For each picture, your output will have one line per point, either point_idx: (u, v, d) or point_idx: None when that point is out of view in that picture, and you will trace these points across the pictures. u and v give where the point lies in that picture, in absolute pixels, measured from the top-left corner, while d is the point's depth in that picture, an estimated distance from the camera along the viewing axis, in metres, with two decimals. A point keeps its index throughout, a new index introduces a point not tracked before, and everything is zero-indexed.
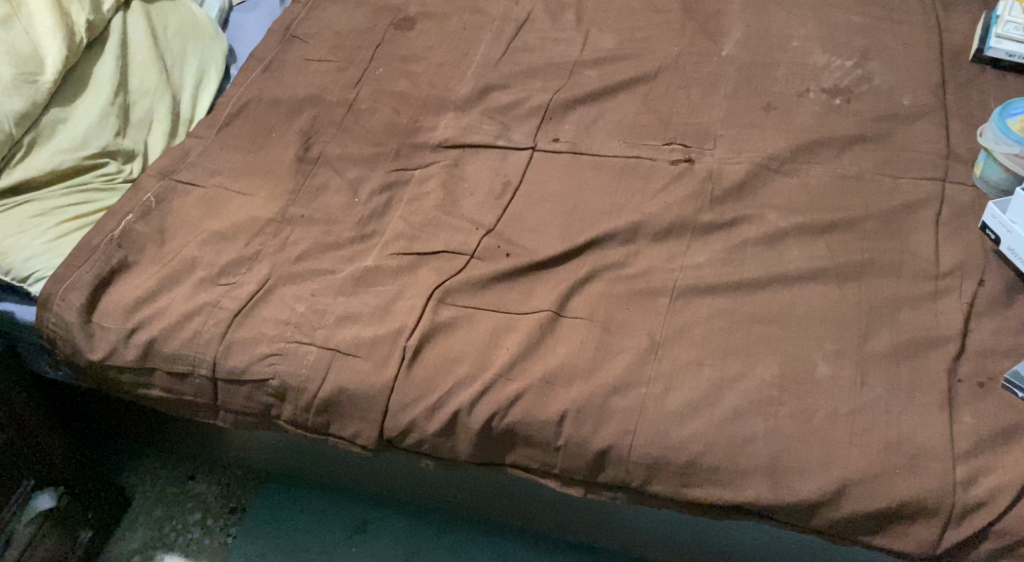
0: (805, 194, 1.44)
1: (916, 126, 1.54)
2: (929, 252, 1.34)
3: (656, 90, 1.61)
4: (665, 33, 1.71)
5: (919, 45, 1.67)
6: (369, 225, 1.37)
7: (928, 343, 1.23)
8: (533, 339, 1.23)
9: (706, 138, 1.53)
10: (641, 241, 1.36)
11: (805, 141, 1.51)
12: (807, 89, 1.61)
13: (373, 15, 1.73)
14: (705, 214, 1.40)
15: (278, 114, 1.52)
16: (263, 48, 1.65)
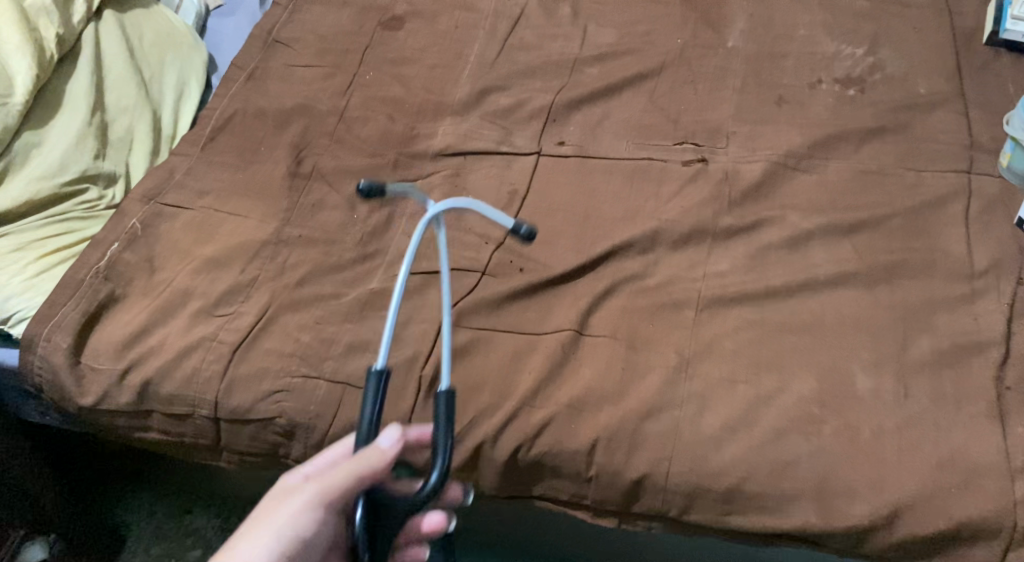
0: (825, 192, 1.38)
1: (934, 115, 1.49)
2: (961, 250, 1.29)
3: (662, 87, 1.56)
4: (666, 26, 1.66)
5: (929, 29, 1.63)
6: (372, 242, 1.29)
7: (971, 349, 1.17)
8: (557, 359, 1.16)
9: (719, 137, 1.48)
10: (660, 249, 1.31)
11: (822, 136, 1.45)
12: (819, 79, 1.56)
13: (360, 16, 1.65)
14: (725, 219, 1.34)
15: (266, 127, 1.44)
16: (245, 55, 1.56)
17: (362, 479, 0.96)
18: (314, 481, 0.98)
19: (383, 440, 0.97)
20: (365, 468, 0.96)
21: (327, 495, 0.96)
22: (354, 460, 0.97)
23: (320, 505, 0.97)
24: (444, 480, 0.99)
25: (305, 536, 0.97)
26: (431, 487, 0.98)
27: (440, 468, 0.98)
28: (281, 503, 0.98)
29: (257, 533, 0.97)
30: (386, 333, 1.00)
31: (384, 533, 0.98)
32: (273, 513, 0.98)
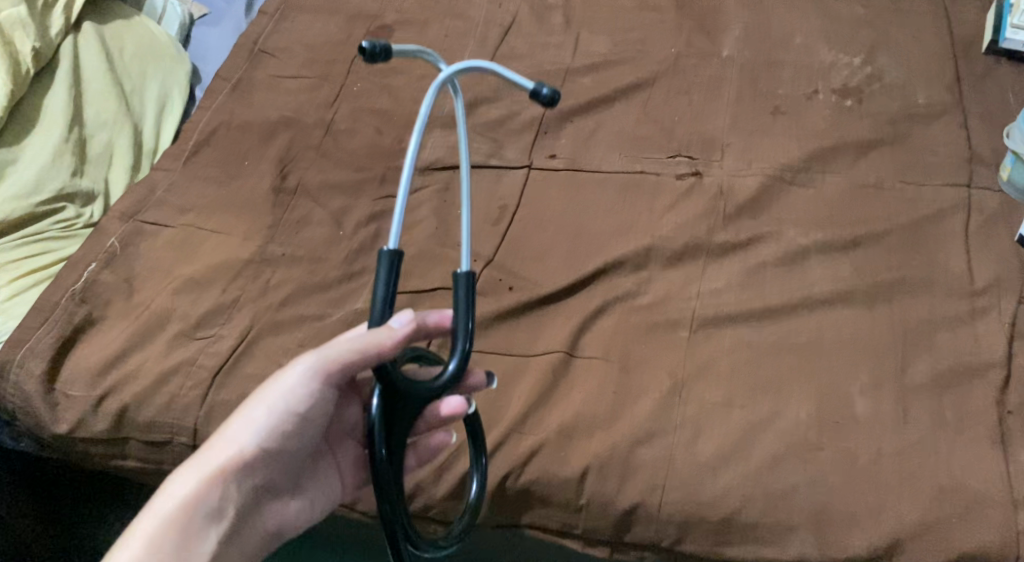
0: (822, 206, 1.35)
1: (933, 126, 1.46)
2: (961, 267, 1.25)
3: (655, 97, 1.53)
4: (660, 34, 1.62)
5: (928, 37, 1.60)
6: (358, 260, 1.26)
7: (972, 371, 1.13)
8: (547, 383, 1.14)
9: (713, 149, 1.45)
10: (653, 266, 1.28)
11: (819, 149, 1.43)
12: (816, 89, 1.53)
13: (347, 25, 1.61)
14: (719, 235, 1.31)
15: (251, 140, 1.41)
16: (230, 67, 1.53)
17: (366, 356, 0.95)
18: (315, 355, 0.99)
19: (394, 321, 0.96)
20: (370, 350, 0.95)
21: (328, 369, 0.99)
22: (356, 339, 0.96)
23: (321, 376, 0.99)
24: (467, 363, 0.98)
25: (305, 406, 1.01)
26: (452, 372, 0.97)
27: (461, 352, 0.97)
28: (281, 376, 1.01)
29: (256, 406, 1.01)
30: (397, 215, 0.97)
31: (399, 417, 0.96)
32: (272, 387, 1.01)
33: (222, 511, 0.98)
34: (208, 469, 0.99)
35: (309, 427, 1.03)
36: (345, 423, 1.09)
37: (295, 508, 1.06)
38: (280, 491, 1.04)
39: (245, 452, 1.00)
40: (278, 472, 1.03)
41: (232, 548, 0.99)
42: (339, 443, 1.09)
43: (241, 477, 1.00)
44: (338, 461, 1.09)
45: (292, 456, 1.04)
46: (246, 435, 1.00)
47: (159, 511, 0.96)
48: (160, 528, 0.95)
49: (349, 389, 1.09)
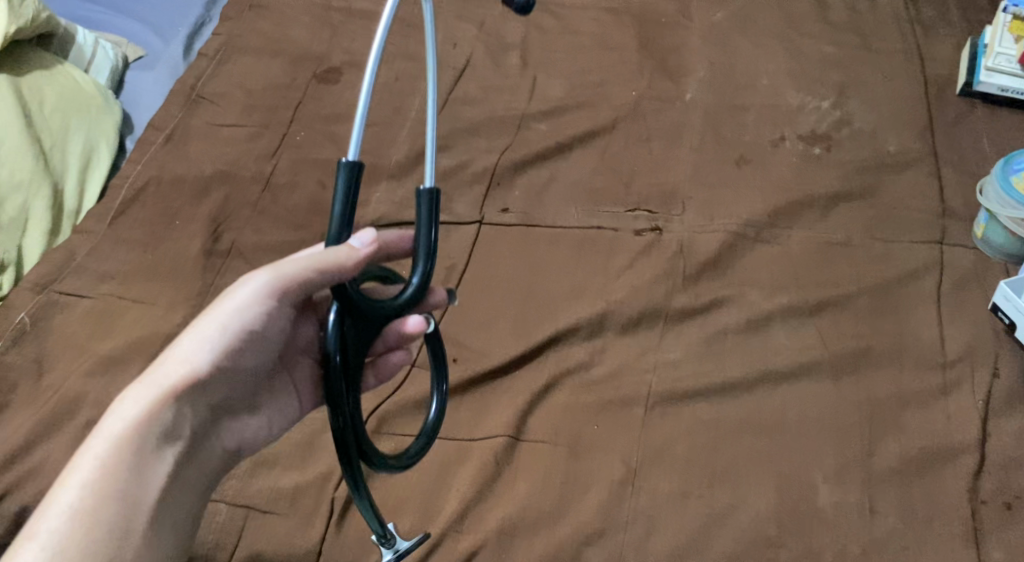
0: (787, 266, 1.28)
1: (905, 176, 1.39)
2: (932, 335, 1.18)
3: (614, 144, 1.46)
4: (620, 76, 1.56)
5: (899, 79, 1.54)
6: None
7: (943, 456, 1.08)
8: (488, 471, 1.07)
9: (673, 202, 1.38)
10: (608, 333, 1.20)
11: (784, 203, 1.35)
12: (782, 136, 1.46)
13: (292, 67, 1.54)
14: (678, 299, 1.24)
15: (183, 196, 1.33)
16: (164, 115, 1.45)
17: (326, 276, 0.89)
18: (270, 271, 0.93)
19: (355, 240, 0.91)
20: (331, 268, 0.89)
21: (288, 282, 0.92)
22: (316, 255, 0.90)
23: (281, 290, 0.92)
24: (426, 283, 0.93)
25: (261, 323, 0.93)
26: (412, 289, 0.92)
27: (423, 268, 0.92)
28: (233, 292, 0.93)
29: (207, 323, 0.93)
30: (356, 124, 0.90)
31: (357, 339, 0.90)
32: (224, 304, 0.93)
33: (177, 431, 0.89)
34: (160, 388, 0.90)
35: (265, 345, 0.95)
36: (302, 342, 1.02)
37: (253, 430, 0.98)
38: (236, 410, 0.96)
39: (199, 371, 0.91)
40: (235, 391, 0.95)
41: (191, 470, 0.90)
42: (297, 361, 1.01)
43: (197, 396, 0.91)
44: (297, 381, 1.02)
45: (248, 373, 0.96)
46: (197, 350, 0.92)
47: (109, 433, 0.87)
48: (112, 452, 0.85)
49: (305, 307, 1.02)
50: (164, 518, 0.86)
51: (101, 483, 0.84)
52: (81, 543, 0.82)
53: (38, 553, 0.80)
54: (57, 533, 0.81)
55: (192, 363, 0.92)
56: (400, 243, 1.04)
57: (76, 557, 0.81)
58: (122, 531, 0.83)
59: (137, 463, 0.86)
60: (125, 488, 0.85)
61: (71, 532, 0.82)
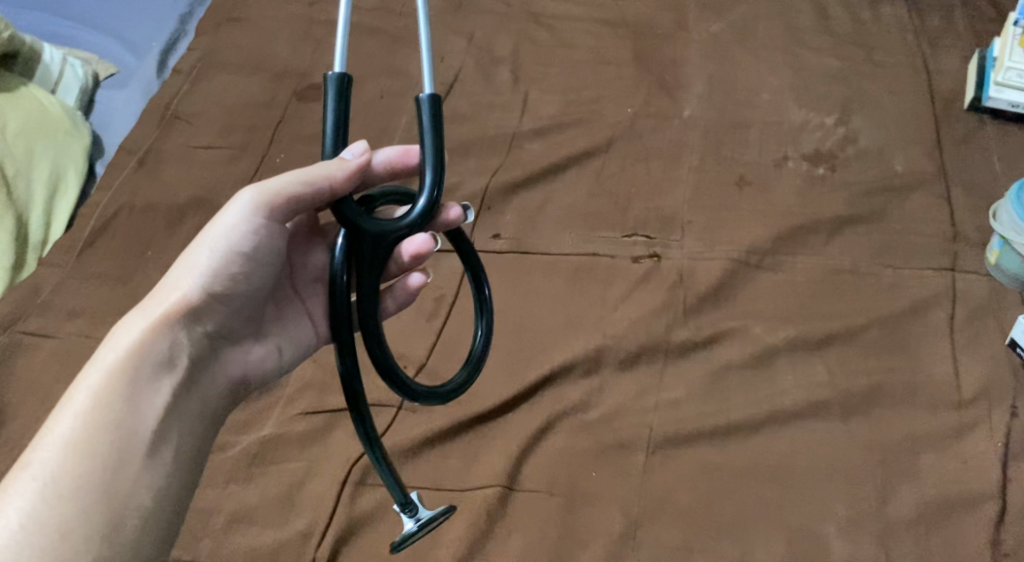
0: (792, 296, 1.22)
1: (914, 198, 1.33)
2: (946, 371, 1.13)
3: (610, 165, 1.40)
4: (615, 91, 1.50)
5: (906, 94, 1.48)
6: None
7: (962, 504, 1.02)
8: (480, 525, 1.01)
9: (673, 227, 1.31)
10: (605, 371, 1.14)
11: (788, 228, 1.29)
12: (785, 155, 1.40)
13: (273, 83, 1.48)
14: (678, 332, 1.18)
15: (155, 225, 1.27)
16: (136, 136, 1.38)
17: (317, 192, 0.87)
18: (255, 188, 0.89)
19: (346, 153, 0.88)
20: (320, 182, 0.86)
21: (275, 200, 0.89)
22: (304, 171, 0.86)
23: (268, 207, 0.89)
24: (434, 204, 0.87)
25: (251, 243, 0.90)
26: (418, 211, 0.87)
27: (428, 189, 0.86)
28: (219, 214, 0.90)
29: (196, 248, 0.90)
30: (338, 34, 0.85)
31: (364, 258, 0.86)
32: (212, 227, 0.90)
33: (173, 359, 0.87)
34: (151, 318, 0.88)
35: (265, 267, 0.93)
36: (308, 268, 1.00)
37: (260, 357, 0.96)
38: (238, 336, 0.94)
39: (190, 297, 0.89)
40: (234, 317, 0.93)
41: (191, 396, 0.88)
42: (305, 287, 1.00)
43: (192, 323, 0.89)
44: (306, 306, 1.00)
45: (249, 298, 0.93)
46: (191, 276, 0.89)
47: (101, 365, 0.85)
48: (102, 381, 0.83)
49: (310, 231, 1.00)
50: (162, 444, 0.84)
51: (93, 411, 0.82)
52: (75, 471, 0.80)
53: (32, 483, 0.79)
54: (50, 463, 0.80)
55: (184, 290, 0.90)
56: (405, 160, 1.00)
57: (71, 487, 0.79)
58: (117, 457, 0.82)
59: (129, 390, 0.83)
60: (117, 416, 0.83)
61: (62, 460, 0.80)
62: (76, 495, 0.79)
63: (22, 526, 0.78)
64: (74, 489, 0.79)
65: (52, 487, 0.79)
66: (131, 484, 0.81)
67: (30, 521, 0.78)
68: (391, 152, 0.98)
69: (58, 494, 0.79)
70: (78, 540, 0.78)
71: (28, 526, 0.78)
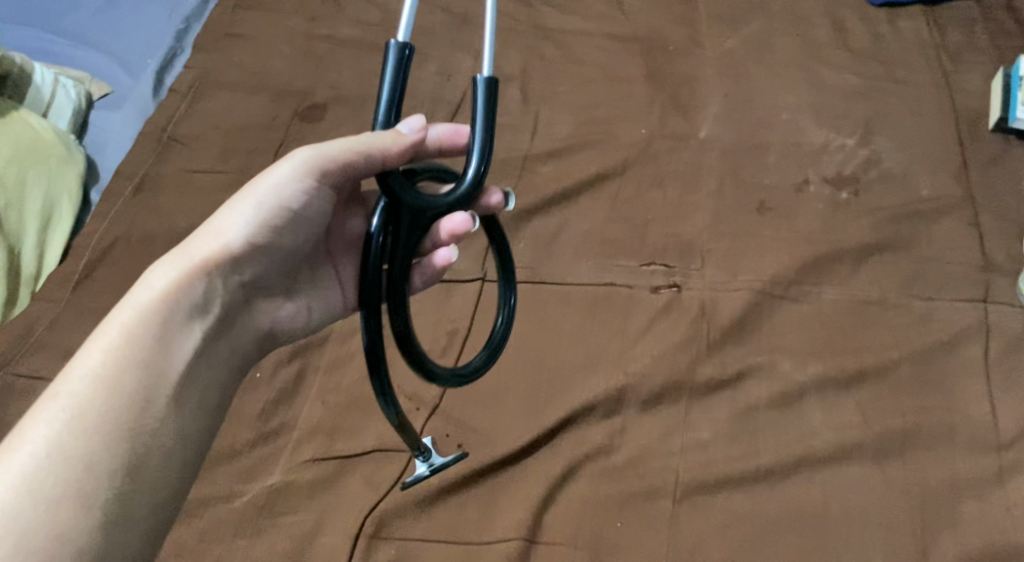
0: (820, 329, 1.17)
1: (941, 224, 1.28)
2: (983, 412, 1.09)
3: (625, 190, 1.35)
4: (629, 111, 1.44)
5: (929, 113, 1.43)
6: (274, 416, 1.08)
7: (1005, 556, 0.99)
8: None
9: (692, 255, 1.26)
10: (628, 411, 1.09)
11: (812, 257, 1.24)
12: (806, 178, 1.35)
13: (274, 103, 1.43)
14: (703, 369, 1.12)
15: (155, 255, 1.23)
16: (132, 162, 1.34)
17: (370, 161, 0.86)
18: (312, 148, 0.90)
19: (403, 127, 0.88)
20: (374, 153, 0.85)
21: (328, 164, 0.89)
22: (360, 138, 0.86)
23: (320, 172, 0.90)
24: (476, 187, 0.88)
25: (299, 204, 0.91)
26: (461, 192, 0.87)
27: (473, 175, 0.87)
28: (271, 170, 0.90)
29: (243, 200, 0.90)
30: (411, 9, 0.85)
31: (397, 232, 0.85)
32: (261, 181, 0.90)
33: (206, 305, 0.87)
34: (188, 262, 0.87)
35: (305, 227, 0.93)
36: (344, 235, 1.01)
37: (286, 313, 0.97)
38: (268, 291, 0.94)
39: (231, 247, 0.89)
40: (268, 271, 0.93)
41: (218, 345, 0.88)
42: (337, 253, 1.01)
43: (229, 272, 0.89)
44: (336, 272, 1.01)
45: (285, 255, 0.94)
46: (234, 224, 0.89)
47: (134, 304, 0.84)
48: (137, 320, 0.83)
49: (350, 199, 1.01)
50: (189, 389, 0.84)
51: (125, 349, 0.81)
52: (103, 407, 0.79)
53: (59, 414, 0.77)
54: (79, 396, 0.78)
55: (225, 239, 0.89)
56: (454, 140, 0.99)
57: (99, 420, 0.78)
58: (146, 397, 0.81)
59: (162, 332, 0.83)
60: (149, 357, 0.82)
61: (92, 395, 0.79)
62: (102, 431, 0.78)
63: (45, 456, 0.76)
64: (101, 425, 0.78)
65: (80, 421, 0.78)
66: (157, 427, 0.80)
67: (56, 450, 0.76)
68: (443, 130, 0.98)
69: (84, 428, 0.77)
70: (101, 475, 0.77)
71: (51, 457, 0.76)
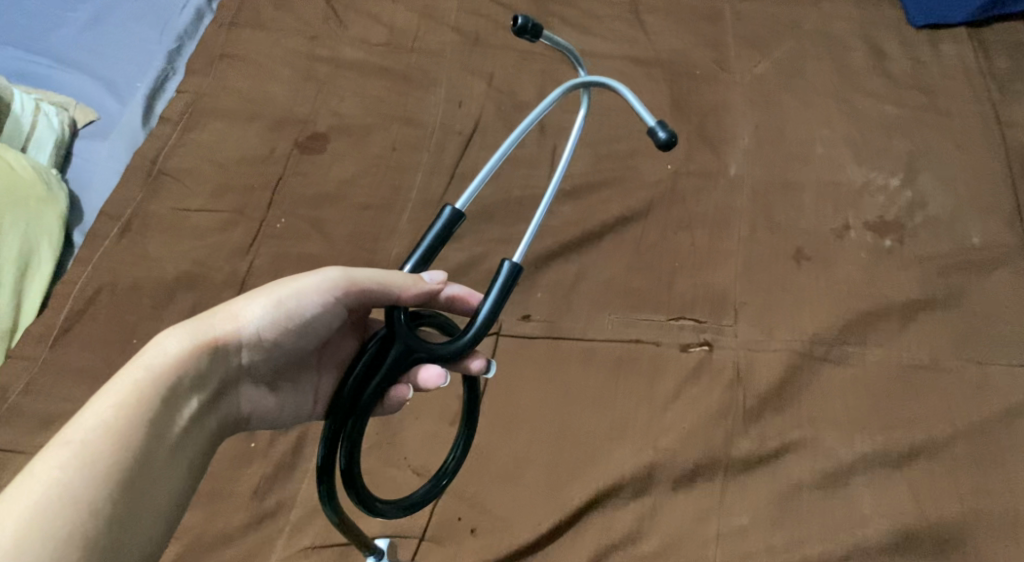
0: (866, 397, 1.08)
1: (995, 277, 1.18)
2: None
3: (650, 233, 1.24)
4: (653, 142, 1.33)
5: (977, 148, 1.32)
6: (271, 494, 0.99)
7: None
8: None
9: (724, 309, 1.16)
10: (658, 490, 1.03)
11: (855, 314, 1.15)
12: (846, 223, 1.25)
13: (271, 134, 1.32)
14: (739, 445, 1.05)
15: (142, 307, 1.15)
16: (118, 200, 1.24)
17: (385, 294, 0.88)
18: (342, 271, 0.90)
19: (425, 275, 0.90)
20: (392, 288, 0.87)
21: (355, 289, 0.88)
22: (387, 274, 0.88)
23: (344, 292, 0.89)
24: (461, 354, 0.88)
25: (315, 314, 0.89)
26: (448, 350, 0.87)
27: (463, 342, 0.87)
28: (300, 277, 0.89)
29: (267, 293, 0.89)
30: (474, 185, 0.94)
31: (379, 361, 0.85)
32: (287, 283, 0.89)
33: (208, 378, 0.85)
34: (202, 334, 0.86)
35: (312, 336, 0.91)
36: (338, 351, 0.97)
37: (267, 409, 0.92)
38: (259, 381, 0.90)
39: (243, 332, 0.87)
40: (267, 365, 0.90)
41: (211, 418, 0.85)
42: (327, 369, 0.96)
43: (234, 353, 0.87)
44: (319, 385, 0.96)
45: (287, 356, 0.91)
46: (248, 314, 0.87)
47: (147, 363, 0.82)
48: (148, 379, 0.81)
49: (355, 324, 0.98)
50: (185, 457, 0.81)
51: (137, 406, 0.79)
52: (112, 460, 0.77)
53: (68, 461, 0.75)
54: (90, 446, 0.76)
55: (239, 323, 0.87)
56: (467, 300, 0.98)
57: (104, 473, 0.76)
58: (148, 457, 0.79)
59: (170, 394, 0.81)
60: (156, 418, 0.80)
61: (103, 445, 0.77)
62: (107, 483, 0.76)
63: (54, 499, 0.74)
64: (109, 477, 0.76)
65: (90, 468, 0.75)
66: (155, 487, 0.78)
67: (63, 495, 0.74)
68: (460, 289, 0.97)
69: (89, 479, 0.75)
70: (101, 525, 0.74)
71: (57, 500, 0.74)
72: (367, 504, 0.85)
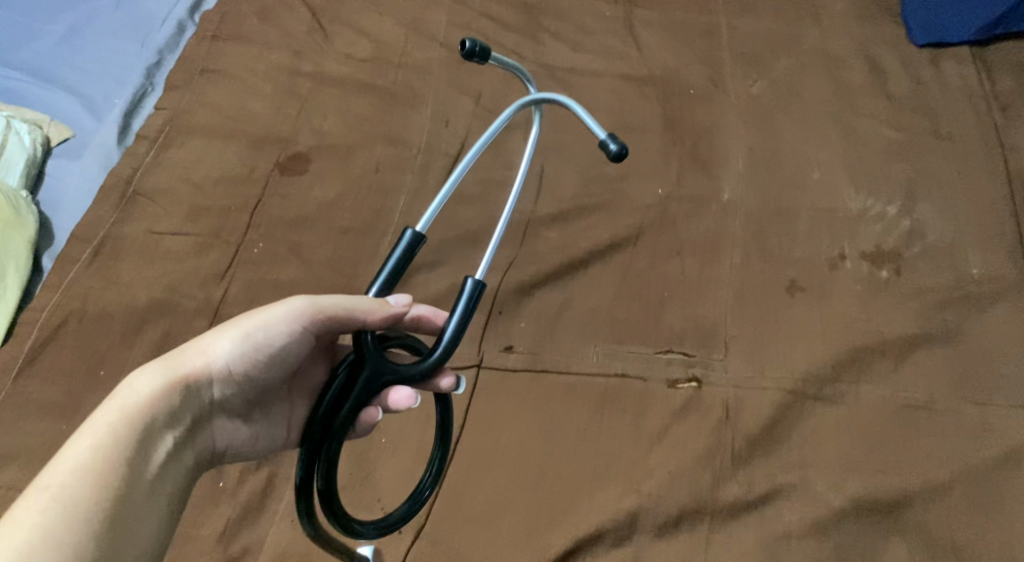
0: (858, 440, 1.05)
1: (995, 312, 1.14)
2: None
3: (639, 261, 1.20)
4: (643, 165, 1.29)
5: (978, 174, 1.28)
6: (238, 537, 0.96)
7: None
8: None
9: (714, 343, 1.12)
10: (641, 537, 1.00)
11: (850, 350, 1.11)
12: (842, 252, 1.20)
13: (251, 153, 1.28)
14: (726, 490, 1.02)
15: (111, 337, 1.11)
16: (90, 222, 1.20)
17: (351, 320, 0.83)
18: (308, 298, 0.85)
19: (391, 297, 0.85)
20: (358, 314, 0.83)
21: (322, 317, 0.84)
22: (353, 300, 0.83)
23: (312, 320, 0.84)
24: (432, 372, 0.85)
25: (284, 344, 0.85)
26: (419, 369, 0.84)
27: (432, 359, 0.85)
28: (267, 307, 0.85)
29: (235, 325, 0.85)
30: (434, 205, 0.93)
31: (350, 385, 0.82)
32: (255, 313, 0.85)
33: (183, 414, 0.82)
34: (174, 370, 0.83)
35: (285, 367, 0.87)
36: (309, 377, 0.92)
37: (240, 441, 0.89)
38: (233, 414, 0.87)
39: (214, 366, 0.84)
40: (239, 398, 0.87)
41: (189, 454, 0.83)
42: (298, 397, 0.91)
43: (207, 388, 0.84)
44: (292, 414, 0.91)
45: (259, 388, 0.87)
46: (218, 347, 0.84)
47: (121, 403, 0.80)
48: (124, 418, 0.79)
49: (326, 348, 0.93)
50: (164, 495, 0.79)
51: (113, 447, 0.77)
52: (91, 501, 0.75)
53: (47, 506, 0.73)
54: (69, 490, 0.74)
55: (209, 357, 0.84)
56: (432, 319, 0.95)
57: (83, 516, 0.74)
58: (127, 496, 0.76)
59: (146, 433, 0.79)
60: (134, 458, 0.78)
61: (82, 487, 0.75)
62: (87, 527, 0.74)
63: (33, 546, 0.71)
64: (88, 519, 0.74)
65: (69, 511, 0.73)
66: (137, 527, 0.76)
67: (43, 541, 0.72)
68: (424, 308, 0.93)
69: (70, 524, 0.73)
70: None
71: (38, 545, 0.71)
72: (346, 528, 0.83)
